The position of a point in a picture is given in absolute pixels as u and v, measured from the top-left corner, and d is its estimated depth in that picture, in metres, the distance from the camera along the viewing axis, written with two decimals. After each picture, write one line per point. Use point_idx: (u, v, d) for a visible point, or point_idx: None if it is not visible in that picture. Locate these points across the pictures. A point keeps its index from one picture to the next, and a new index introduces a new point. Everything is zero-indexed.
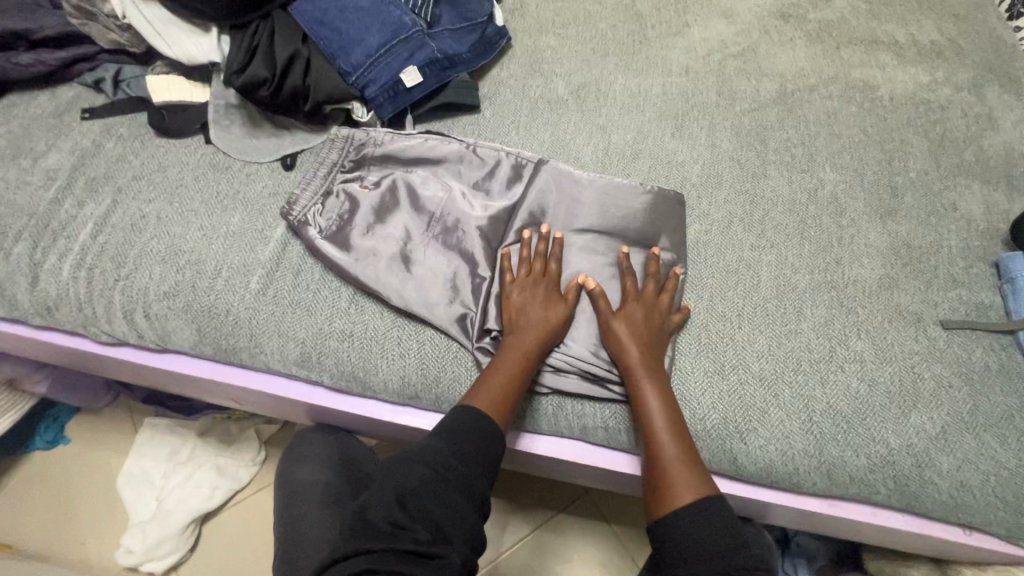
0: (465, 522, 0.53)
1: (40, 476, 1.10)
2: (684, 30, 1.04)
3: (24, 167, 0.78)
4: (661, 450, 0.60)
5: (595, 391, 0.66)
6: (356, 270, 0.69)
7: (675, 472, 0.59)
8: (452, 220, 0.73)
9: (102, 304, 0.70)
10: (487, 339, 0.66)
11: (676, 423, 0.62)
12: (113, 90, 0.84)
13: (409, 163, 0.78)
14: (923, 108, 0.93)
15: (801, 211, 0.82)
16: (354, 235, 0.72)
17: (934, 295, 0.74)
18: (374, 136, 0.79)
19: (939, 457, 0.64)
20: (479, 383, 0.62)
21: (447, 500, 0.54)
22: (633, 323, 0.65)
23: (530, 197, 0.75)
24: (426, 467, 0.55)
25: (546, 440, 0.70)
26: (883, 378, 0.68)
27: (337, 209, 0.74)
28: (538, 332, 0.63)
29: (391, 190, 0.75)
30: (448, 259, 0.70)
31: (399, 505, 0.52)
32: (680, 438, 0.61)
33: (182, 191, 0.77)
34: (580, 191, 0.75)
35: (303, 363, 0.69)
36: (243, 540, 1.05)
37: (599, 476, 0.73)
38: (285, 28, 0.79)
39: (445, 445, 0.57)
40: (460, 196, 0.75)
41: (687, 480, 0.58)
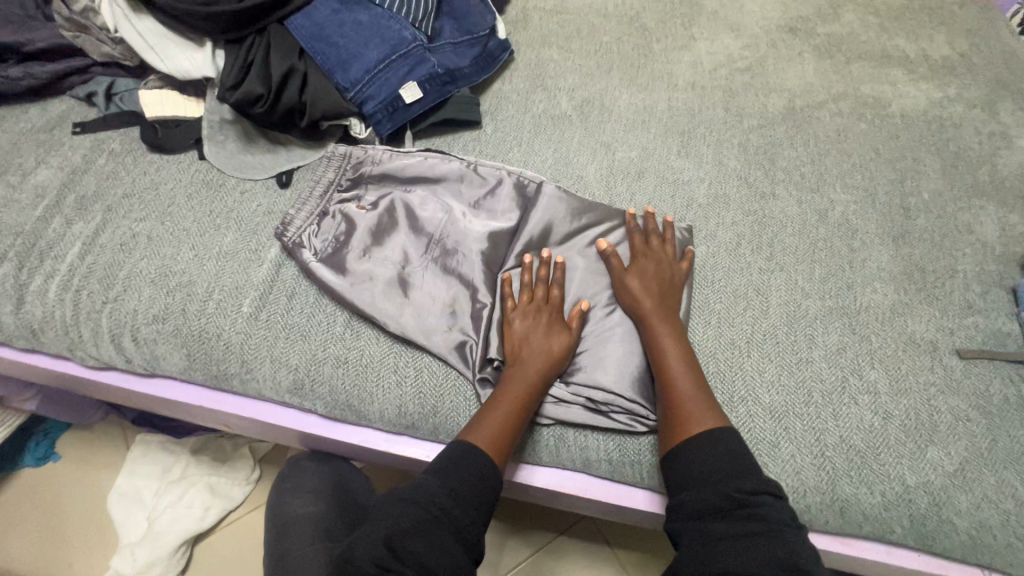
0: (461, 568, 0.51)
1: (30, 494, 1.08)
2: (690, 44, 1.02)
3: (12, 183, 0.76)
4: (676, 386, 0.60)
5: (598, 421, 0.64)
6: (351, 295, 0.67)
7: (688, 405, 0.59)
8: (452, 241, 0.71)
9: (89, 327, 0.68)
10: (487, 368, 0.64)
11: (689, 362, 0.62)
12: (106, 104, 0.82)
13: (408, 181, 0.75)
14: (935, 126, 0.91)
15: (812, 233, 0.79)
16: (351, 258, 0.69)
17: (949, 322, 0.72)
18: (372, 154, 0.77)
19: (957, 495, 0.61)
20: (478, 417, 0.59)
21: (440, 542, 0.51)
22: (644, 277, 0.67)
23: (533, 217, 0.72)
24: (419, 505, 0.52)
25: (546, 472, 0.68)
26: (898, 411, 0.66)
27: (333, 231, 0.72)
28: (540, 359, 0.61)
29: (389, 211, 0.73)
30: (448, 283, 0.68)
31: (388, 547, 0.49)
32: (693, 374, 0.61)
33: (174, 209, 0.75)
34: (584, 211, 0.73)
35: (296, 391, 0.67)
36: (235, 562, 1.02)
37: (601, 508, 0.71)
38: (281, 43, 0.77)
39: (438, 483, 0.54)
40: (460, 216, 0.72)
41: (699, 410, 0.59)
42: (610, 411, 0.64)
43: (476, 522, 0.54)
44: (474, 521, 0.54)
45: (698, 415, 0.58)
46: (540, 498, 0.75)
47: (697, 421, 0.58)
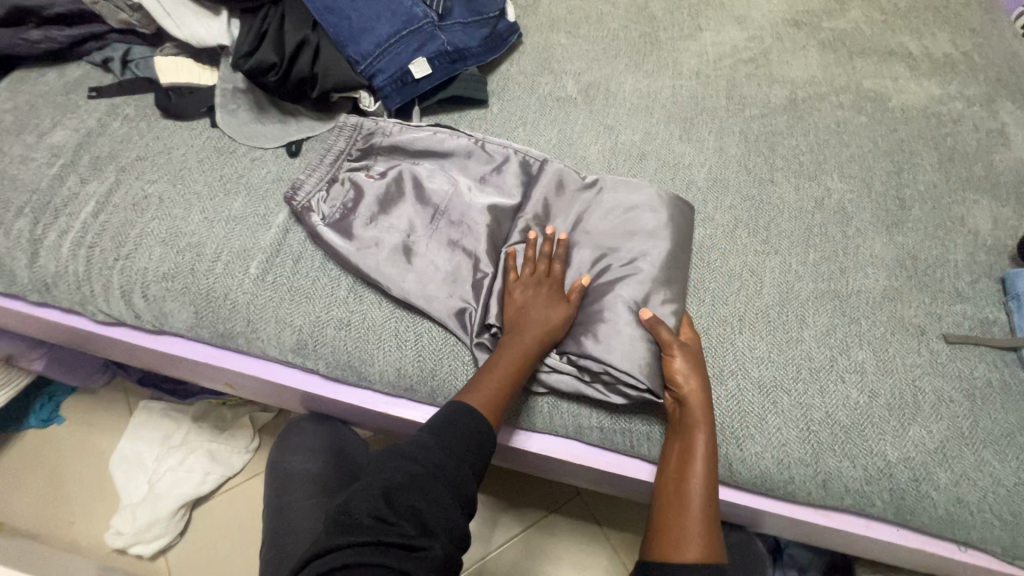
0: (450, 519, 0.53)
1: (32, 455, 1.10)
2: (696, 34, 1.03)
3: (29, 143, 0.78)
4: (689, 500, 0.58)
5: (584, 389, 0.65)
6: (357, 260, 0.69)
7: (693, 526, 0.57)
8: (457, 214, 0.72)
9: (101, 282, 0.70)
10: (484, 336, 0.66)
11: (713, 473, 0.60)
12: (122, 70, 0.85)
13: (417, 153, 0.77)
14: (934, 121, 0.92)
15: (807, 219, 0.81)
16: (358, 224, 0.71)
17: (938, 308, 0.74)
18: (383, 126, 0.78)
19: (937, 472, 0.63)
20: (472, 381, 0.62)
21: (435, 496, 0.53)
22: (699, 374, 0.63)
23: (538, 194, 0.74)
24: (418, 463, 0.55)
25: (541, 438, 0.70)
26: (883, 390, 0.67)
27: (342, 196, 0.74)
28: (539, 327, 0.63)
29: (397, 180, 0.74)
30: (451, 254, 0.70)
31: (386, 501, 0.52)
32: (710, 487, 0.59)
33: (186, 173, 0.77)
34: (592, 196, 0.75)
35: (300, 351, 0.69)
36: (233, 527, 1.04)
37: (589, 474, 0.73)
38: (295, 15, 0.79)
39: (434, 442, 0.56)
40: (465, 192, 0.74)
41: (701, 530, 0.57)
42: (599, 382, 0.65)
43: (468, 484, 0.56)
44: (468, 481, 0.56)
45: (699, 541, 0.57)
46: (532, 464, 0.77)
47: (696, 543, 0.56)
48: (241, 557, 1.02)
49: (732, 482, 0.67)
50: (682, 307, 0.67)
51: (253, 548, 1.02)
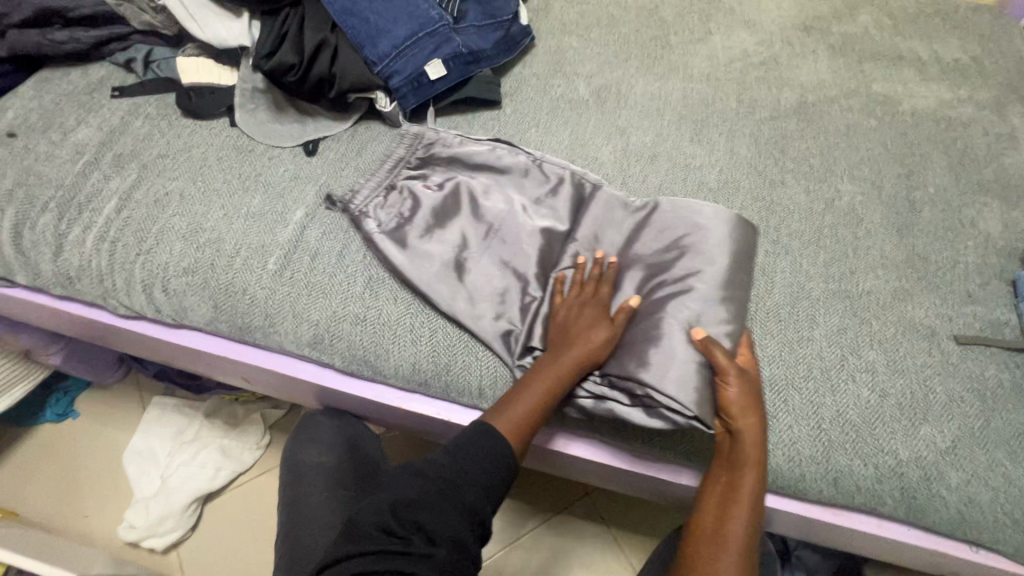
0: (454, 529, 0.53)
1: (48, 448, 1.12)
2: (707, 38, 1.05)
3: (54, 140, 0.80)
4: (728, 532, 0.58)
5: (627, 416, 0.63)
6: (409, 271, 0.69)
7: (730, 559, 0.57)
8: (511, 232, 0.72)
9: (123, 276, 0.72)
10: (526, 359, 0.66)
11: (757, 508, 0.59)
12: (144, 70, 0.86)
13: (474, 167, 0.78)
14: (944, 125, 0.93)
15: (818, 220, 0.82)
16: (412, 235, 0.72)
17: (948, 309, 0.74)
18: (444, 137, 0.80)
19: (948, 471, 0.63)
20: (503, 404, 0.62)
21: (446, 508, 0.54)
22: (753, 406, 0.61)
23: (592, 217, 0.74)
24: (427, 476, 0.56)
25: (570, 439, 0.71)
26: (894, 389, 0.68)
27: (399, 205, 0.75)
28: (580, 350, 0.62)
29: (454, 193, 0.75)
30: (501, 273, 0.70)
31: (392, 514, 0.53)
32: (750, 522, 0.58)
33: (206, 171, 0.78)
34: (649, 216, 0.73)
35: (316, 345, 0.70)
36: (244, 523, 1.05)
37: (612, 475, 0.74)
38: (315, 17, 0.80)
39: (446, 459, 0.58)
40: (521, 210, 0.74)
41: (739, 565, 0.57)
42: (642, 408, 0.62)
43: (483, 497, 0.57)
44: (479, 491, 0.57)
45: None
46: (557, 465, 0.78)
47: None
48: (252, 552, 1.02)
49: None
50: (739, 328, 0.65)
51: (264, 544, 1.03)
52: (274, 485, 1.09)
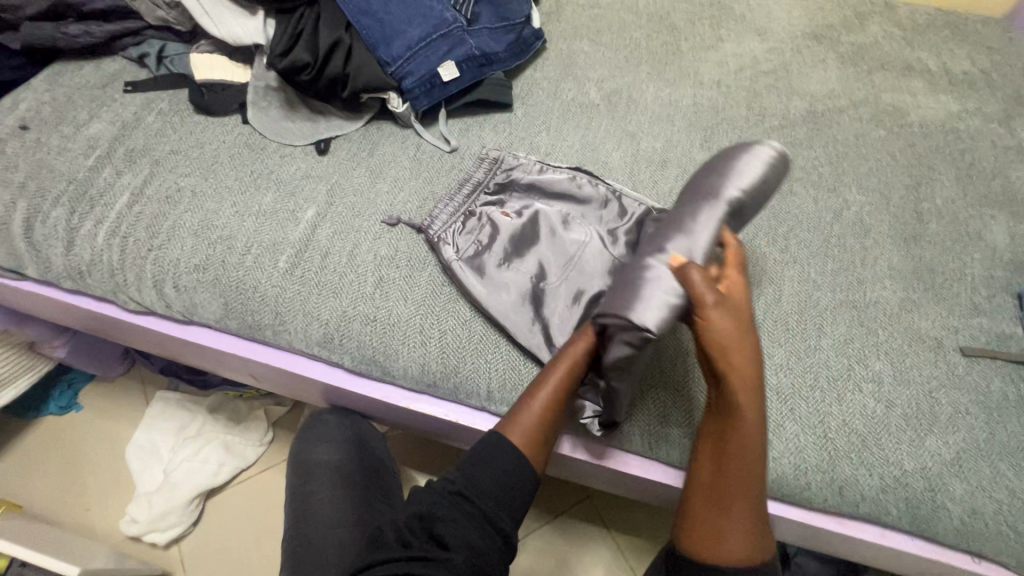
0: (469, 536, 0.55)
1: (50, 440, 1.12)
2: (717, 44, 1.05)
3: (66, 134, 0.80)
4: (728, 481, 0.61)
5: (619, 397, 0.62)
6: (487, 301, 0.68)
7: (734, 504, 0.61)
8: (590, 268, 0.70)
9: (134, 272, 0.72)
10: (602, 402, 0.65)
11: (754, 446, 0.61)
12: (156, 65, 0.86)
13: (553, 196, 0.77)
14: (952, 137, 0.93)
15: (826, 229, 0.82)
16: (491, 263, 0.71)
17: (954, 321, 0.75)
18: (524, 163, 0.79)
19: (952, 482, 0.64)
20: (515, 414, 0.62)
21: (479, 526, 0.56)
22: (732, 334, 0.59)
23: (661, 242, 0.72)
24: (462, 493, 0.57)
25: (583, 444, 0.71)
26: (900, 400, 0.68)
27: (477, 231, 0.73)
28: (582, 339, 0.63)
29: (532, 221, 0.74)
30: (581, 309, 0.69)
31: (412, 524, 0.56)
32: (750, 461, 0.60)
33: (217, 168, 0.79)
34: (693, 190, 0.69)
35: (325, 344, 0.70)
36: (245, 519, 1.05)
37: (621, 480, 0.73)
38: (329, 16, 0.80)
39: (458, 474, 0.59)
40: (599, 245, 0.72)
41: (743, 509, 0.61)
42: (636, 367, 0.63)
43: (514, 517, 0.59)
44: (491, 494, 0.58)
45: (742, 536, 0.61)
46: (570, 471, 0.78)
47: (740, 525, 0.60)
48: (253, 548, 1.03)
49: None
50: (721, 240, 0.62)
51: (266, 540, 1.04)
52: (276, 482, 1.09)
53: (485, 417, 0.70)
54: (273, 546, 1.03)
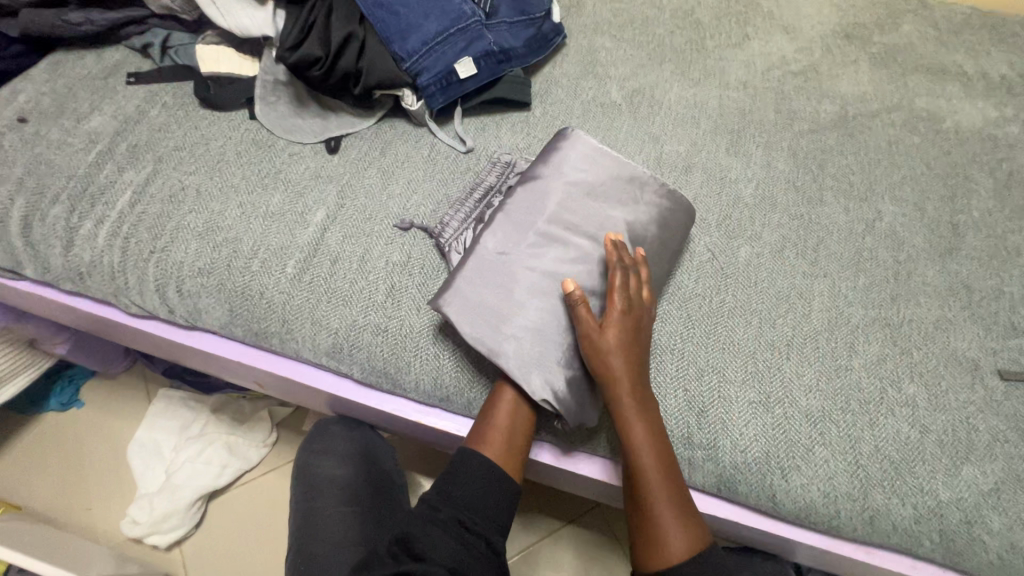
0: (446, 549, 0.54)
1: (50, 437, 1.10)
2: (744, 42, 1.00)
3: (67, 128, 0.77)
4: (648, 483, 0.58)
5: (517, 375, 0.61)
6: None
7: (659, 507, 0.57)
8: (559, 251, 0.66)
9: (135, 274, 0.69)
10: (568, 385, 0.61)
11: (662, 447, 0.59)
12: (161, 56, 0.83)
13: None
14: (990, 145, 0.89)
15: (858, 242, 0.79)
16: None
17: (992, 342, 0.71)
18: None
19: (990, 515, 0.61)
20: (481, 431, 0.61)
21: (458, 537, 0.55)
22: (619, 334, 0.60)
23: (607, 213, 0.70)
24: (439, 510, 0.57)
25: (551, 448, 0.68)
26: (935, 426, 0.65)
27: None
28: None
29: None
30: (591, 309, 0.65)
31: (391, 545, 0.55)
32: (664, 461, 0.58)
33: (223, 166, 0.75)
34: (566, 173, 0.71)
35: (334, 354, 0.67)
36: (248, 522, 1.03)
37: (595, 486, 0.71)
38: (342, 9, 0.77)
39: (431, 496, 0.59)
40: (574, 225, 0.68)
41: (671, 512, 0.56)
42: (530, 335, 0.62)
43: (497, 529, 0.58)
44: (467, 506, 0.58)
45: (673, 528, 0.56)
46: (547, 475, 0.76)
47: (675, 532, 0.55)
48: (255, 552, 1.01)
49: (774, 512, 0.65)
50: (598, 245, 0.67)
51: (270, 543, 1.02)
52: (280, 484, 1.06)
53: None
54: (277, 551, 1.01)
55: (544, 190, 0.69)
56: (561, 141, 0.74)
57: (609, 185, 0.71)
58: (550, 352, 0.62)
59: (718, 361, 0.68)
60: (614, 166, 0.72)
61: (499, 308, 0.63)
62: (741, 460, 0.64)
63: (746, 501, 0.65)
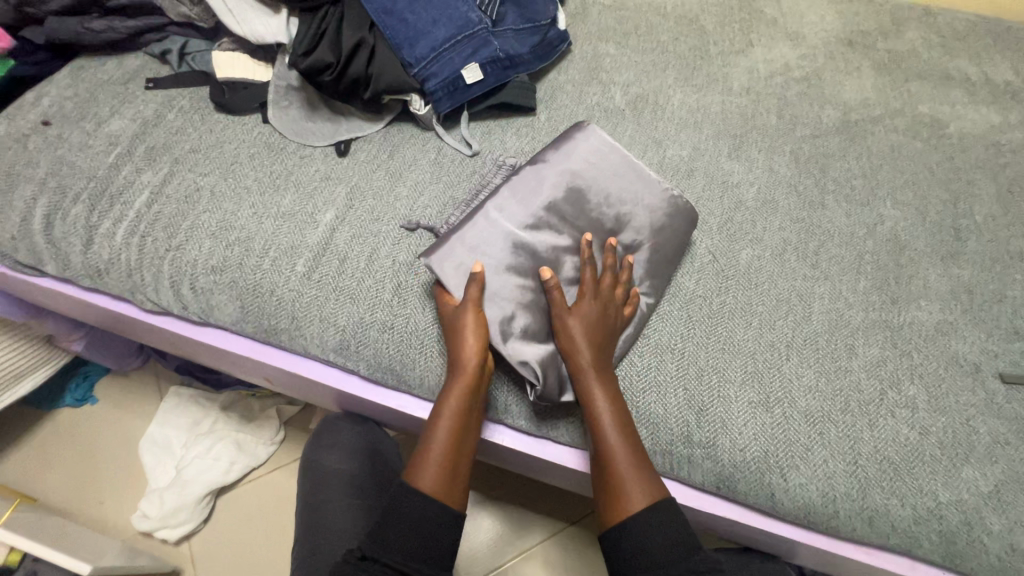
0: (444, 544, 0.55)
1: (64, 432, 1.12)
2: (748, 49, 1.02)
3: (88, 131, 0.80)
4: (610, 455, 0.60)
5: (496, 341, 0.63)
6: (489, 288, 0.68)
7: (622, 477, 0.59)
8: (551, 236, 0.69)
9: (151, 272, 0.71)
10: (548, 363, 0.64)
11: (623, 421, 0.61)
12: (179, 62, 0.86)
13: None
14: (994, 151, 0.89)
15: (859, 245, 0.79)
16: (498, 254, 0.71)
17: (994, 345, 0.71)
18: None
19: (990, 517, 0.61)
20: (422, 463, 0.59)
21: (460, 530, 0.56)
22: (586, 318, 0.64)
23: (605, 210, 0.72)
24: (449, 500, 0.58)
25: (505, 430, 0.71)
26: (935, 427, 0.65)
27: None
28: (475, 349, 0.61)
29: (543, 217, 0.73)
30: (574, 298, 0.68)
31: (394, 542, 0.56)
32: (625, 436, 0.61)
33: (237, 167, 0.78)
34: (570, 162, 0.73)
35: (342, 351, 0.69)
36: (255, 518, 1.05)
37: (579, 477, 0.73)
38: (354, 16, 0.79)
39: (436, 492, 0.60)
40: (571, 217, 0.71)
41: (633, 481, 0.58)
42: (514, 308, 0.65)
43: None
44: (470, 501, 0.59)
45: (638, 489, 0.58)
46: (503, 457, 0.78)
47: (636, 497, 0.58)
48: (262, 549, 1.02)
49: (774, 512, 0.65)
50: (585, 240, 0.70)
51: (276, 540, 1.03)
52: (287, 481, 1.08)
53: (510, 434, 0.70)
54: (283, 547, 1.02)
55: (548, 176, 0.72)
56: (576, 131, 0.76)
57: (613, 182, 0.73)
58: (531, 329, 0.65)
59: (718, 361, 0.69)
60: (621, 164, 0.74)
61: (487, 278, 0.66)
62: (740, 458, 0.64)
63: (744, 500, 0.66)
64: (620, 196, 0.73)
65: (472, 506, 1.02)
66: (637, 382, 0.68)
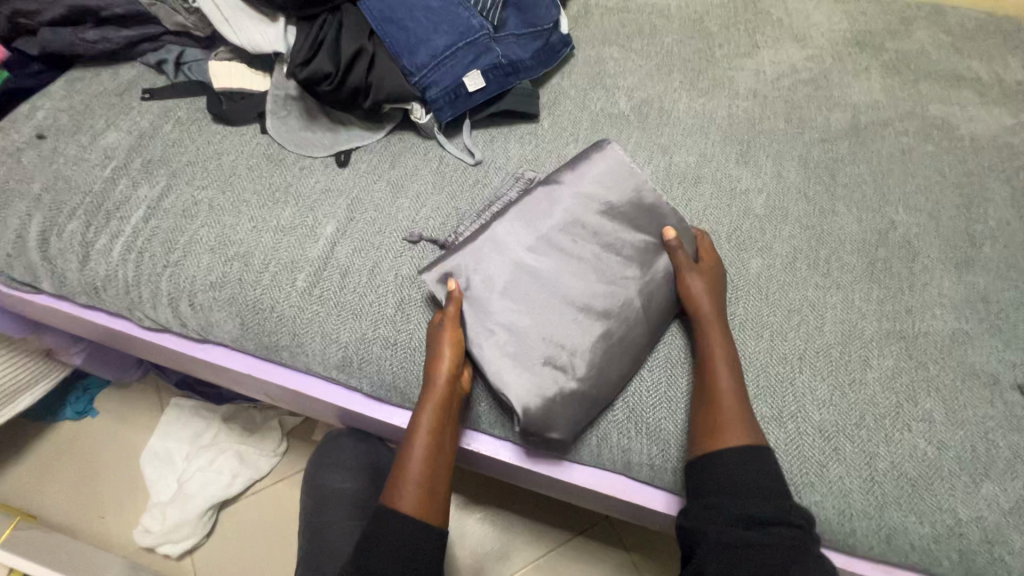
0: None
1: (65, 446, 1.11)
2: (753, 51, 1.00)
3: (83, 144, 0.78)
4: (721, 394, 0.61)
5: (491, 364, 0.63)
6: None
7: (727, 414, 0.60)
8: (558, 258, 0.67)
9: (149, 288, 0.70)
10: (541, 393, 0.62)
11: (734, 369, 0.63)
12: (175, 72, 0.84)
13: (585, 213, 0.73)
14: (1008, 153, 0.87)
15: (871, 252, 0.77)
16: None
17: (1011, 355, 0.70)
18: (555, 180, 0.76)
19: (1012, 535, 0.59)
20: (397, 482, 0.58)
21: None
22: (711, 277, 0.68)
23: (620, 232, 0.69)
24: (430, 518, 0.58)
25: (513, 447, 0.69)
26: (954, 442, 0.64)
27: None
28: (447, 364, 0.61)
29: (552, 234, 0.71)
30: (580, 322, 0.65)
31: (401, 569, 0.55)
32: (738, 386, 0.62)
33: (235, 180, 0.76)
34: (585, 183, 0.71)
35: (344, 368, 0.67)
36: (258, 531, 1.04)
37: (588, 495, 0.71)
38: (353, 24, 0.78)
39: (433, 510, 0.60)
40: (581, 238, 0.68)
41: (738, 419, 0.60)
42: (511, 331, 0.64)
43: None
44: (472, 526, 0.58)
45: (740, 428, 0.60)
46: (511, 474, 0.77)
47: (737, 434, 0.59)
48: (265, 564, 1.01)
49: None
50: (591, 263, 0.68)
51: (279, 554, 1.02)
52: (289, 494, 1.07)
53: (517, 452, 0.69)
54: (286, 561, 1.01)
55: (558, 198, 0.70)
56: (596, 150, 0.73)
57: (627, 204, 0.70)
58: (527, 352, 0.63)
59: None
60: (634, 186, 0.71)
61: (485, 303, 0.65)
62: None
63: None
64: (638, 217, 0.70)
65: (477, 517, 1.00)
66: (646, 399, 0.66)
